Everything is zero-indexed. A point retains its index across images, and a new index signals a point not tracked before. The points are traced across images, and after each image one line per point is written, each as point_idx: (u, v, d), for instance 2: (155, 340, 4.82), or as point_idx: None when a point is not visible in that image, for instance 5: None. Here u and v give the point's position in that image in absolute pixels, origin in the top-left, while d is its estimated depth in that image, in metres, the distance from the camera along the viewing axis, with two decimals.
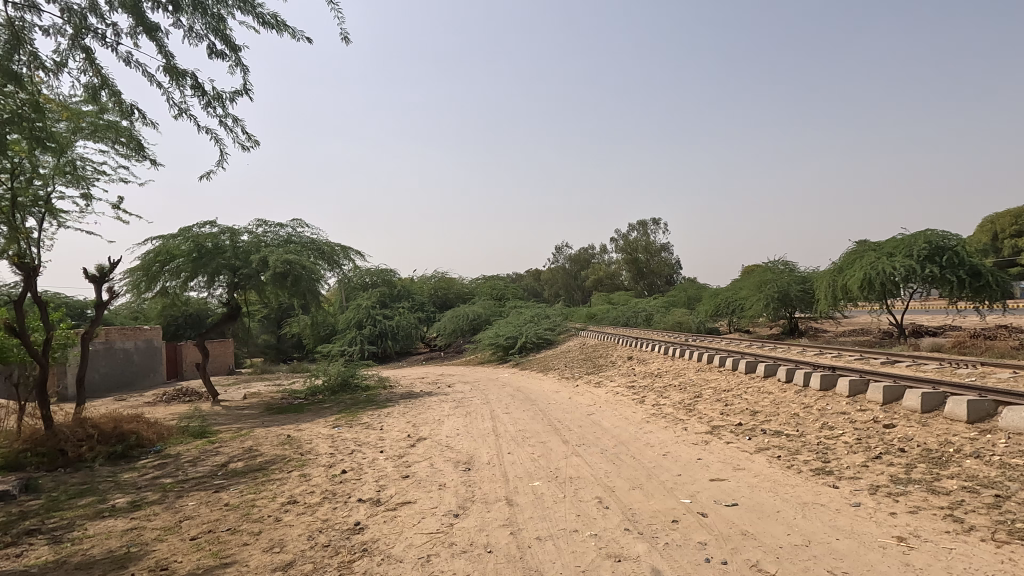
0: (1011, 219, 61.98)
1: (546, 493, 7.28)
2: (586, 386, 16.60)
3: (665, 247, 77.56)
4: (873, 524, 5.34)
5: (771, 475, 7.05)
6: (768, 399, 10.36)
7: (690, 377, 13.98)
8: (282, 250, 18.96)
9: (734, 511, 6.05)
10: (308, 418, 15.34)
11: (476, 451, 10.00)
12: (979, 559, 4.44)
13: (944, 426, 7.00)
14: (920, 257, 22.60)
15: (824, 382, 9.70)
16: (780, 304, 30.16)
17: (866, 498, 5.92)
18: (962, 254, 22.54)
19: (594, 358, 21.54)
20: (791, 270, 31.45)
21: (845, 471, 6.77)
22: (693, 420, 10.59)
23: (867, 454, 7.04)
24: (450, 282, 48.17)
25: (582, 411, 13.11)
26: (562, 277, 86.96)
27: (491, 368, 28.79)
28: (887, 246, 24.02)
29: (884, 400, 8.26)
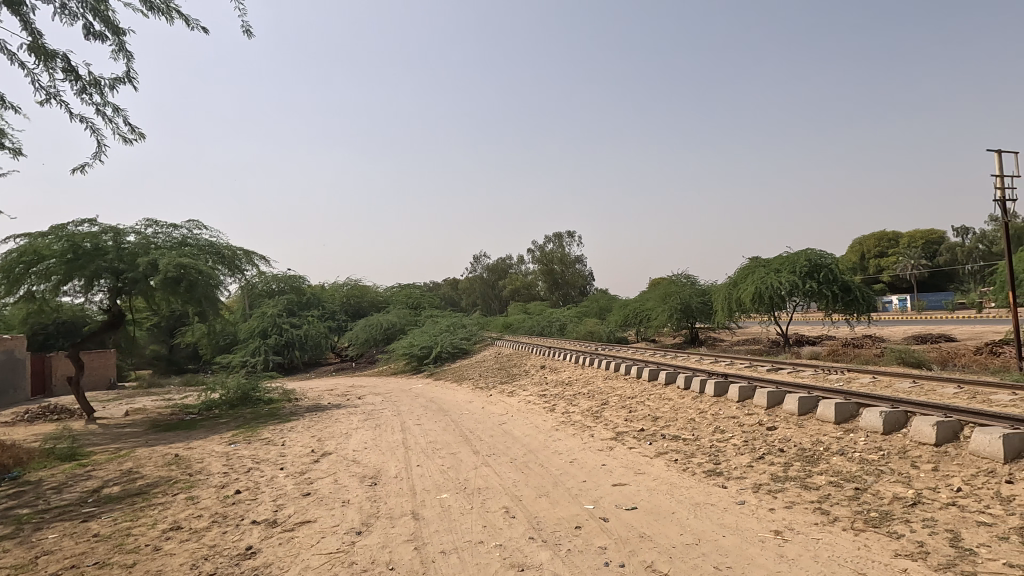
0: (876, 241, 70.25)
1: (453, 505, 7.20)
2: (499, 396, 16.68)
3: (579, 260, 80.17)
4: (754, 519, 5.78)
5: (668, 478, 7.44)
6: (668, 405, 10.96)
7: (599, 385, 14.48)
8: (175, 252, 17.53)
9: (633, 514, 6.31)
10: (201, 435, 14.20)
11: (384, 464, 9.72)
12: (841, 547, 4.93)
13: (816, 427, 7.75)
14: (802, 273, 25.00)
15: (717, 388, 10.41)
16: (683, 315, 32.13)
17: (749, 496, 6.40)
18: (836, 271, 25.19)
19: (508, 367, 21.76)
20: (692, 283, 33.62)
21: (732, 471, 7.29)
22: (600, 427, 10.96)
23: (752, 455, 7.62)
24: (363, 290, 46.78)
25: (493, 421, 13.16)
26: (479, 286, 87.23)
27: (404, 378, 28.19)
28: (774, 263, 26.36)
29: (767, 404, 9.00)
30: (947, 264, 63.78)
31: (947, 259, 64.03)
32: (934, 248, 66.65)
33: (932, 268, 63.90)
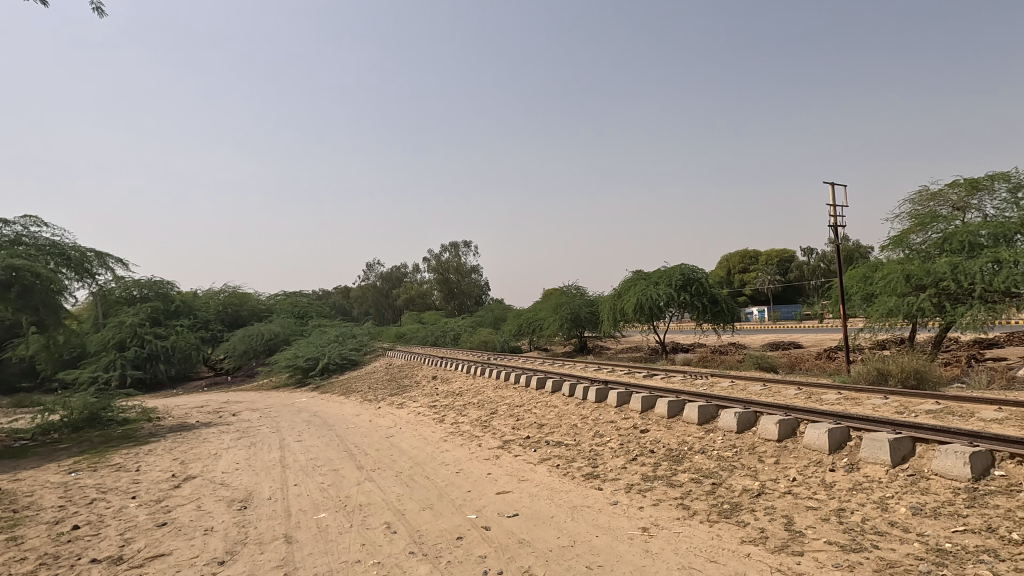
0: (740, 258, 78.80)
1: (331, 524, 6.88)
2: (388, 408, 16.23)
3: (475, 269, 80.66)
4: (624, 518, 6.15)
5: (549, 483, 7.67)
6: (554, 412, 11.34)
7: (489, 394, 14.62)
8: (5, 252, 15.13)
9: (514, 521, 6.43)
10: (33, 463, 12.27)
11: (256, 486, 9.04)
12: (697, 538, 5.40)
13: (682, 428, 8.44)
14: (677, 286, 27.16)
15: (598, 395, 10.97)
16: (572, 325, 33.49)
17: (622, 496, 6.80)
18: (706, 284, 27.64)
19: (398, 378, 21.24)
20: (581, 294, 35.16)
21: (608, 473, 7.70)
22: (488, 436, 11.06)
23: (626, 457, 8.11)
24: (242, 297, 43.41)
25: (381, 434, 12.75)
26: (372, 294, 84.50)
27: (287, 392, 26.46)
28: (653, 276, 28.40)
29: (641, 408, 9.64)
30: (796, 279, 72.53)
31: (796, 275, 72.89)
32: (787, 266, 75.61)
33: (785, 283, 72.41)
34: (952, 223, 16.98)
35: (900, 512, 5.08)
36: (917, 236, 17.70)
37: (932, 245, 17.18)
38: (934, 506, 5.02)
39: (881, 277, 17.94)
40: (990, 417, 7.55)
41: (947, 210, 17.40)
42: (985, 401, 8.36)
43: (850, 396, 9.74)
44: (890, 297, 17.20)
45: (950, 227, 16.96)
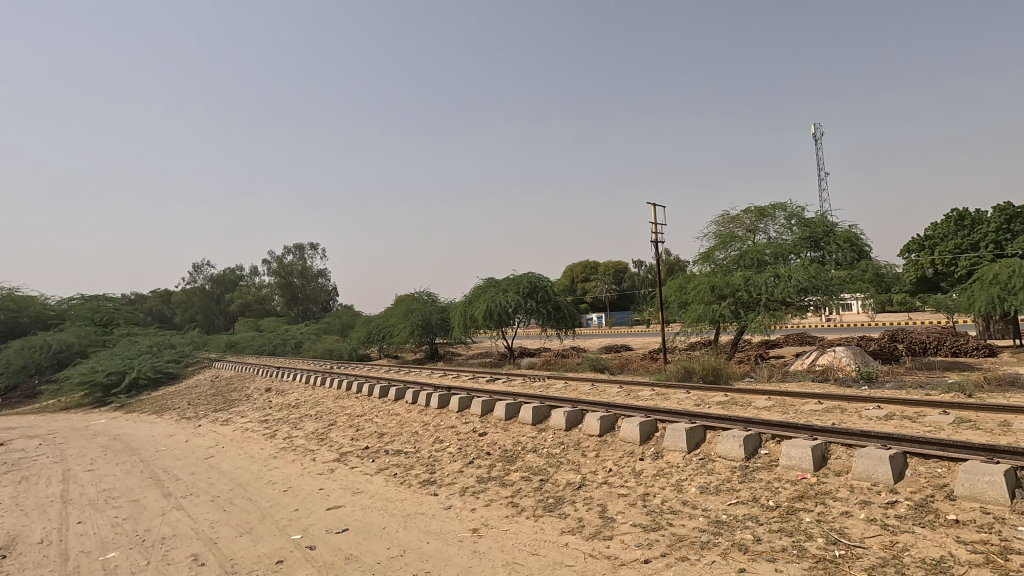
0: (582, 267, 85.48)
1: (122, 564, 5.93)
2: (210, 425, 14.54)
3: (323, 274, 76.33)
4: (456, 521, 6.22)
5: (384, 494, 7.47)
6: (395, 420, 11.11)
7: (328, 405, 13.84)
8: None
9: (343, 536, 6.15)
10: None
11: (23, 529, 7.48)
12: (522, 533, 5.65)
13: (516, 429, 8.81)
14: (524, 293, 28.40)
15: (440, 400, 11.00)
16: (423, 331, 33.18)
17: (456, 500, 6.87)
18: (550, 292, 29.28)
19: (226, 392, 19.17)
20: (433, 300, 35.06)
21: (445, 478, 7.74)
22: (323, 449, 10.47)
23: (463, 460, 8.23)
24: (22, 301, 35.92)
25: (198, 455, 11.37)
26: (200, 299, 75.32)
27: (80, 414, 22.38)
28: (503, 283, 29.38)
29: (481, 412, 9.87)
30: (628, 288, 80.19)
31: (629, 284, 80.62)
32: (621, 276, 83.36)
33: (619, 292, 79.76)
34: (745, 243, 20.10)
35: (691, 492, 5.83)
36: (720, 252, 20.61)
37: (731, 261, 20.14)
38: (717, 484, 5.85)
39: (693, 287, 20.49)
40: (762, 405, 9.06)
41: (742, 232, 20.54)
42: (760, 392, 10.02)
43: (662, 392, 11.00)
44: (700, 304, 19.73)
45: (744, 246, 20.06)
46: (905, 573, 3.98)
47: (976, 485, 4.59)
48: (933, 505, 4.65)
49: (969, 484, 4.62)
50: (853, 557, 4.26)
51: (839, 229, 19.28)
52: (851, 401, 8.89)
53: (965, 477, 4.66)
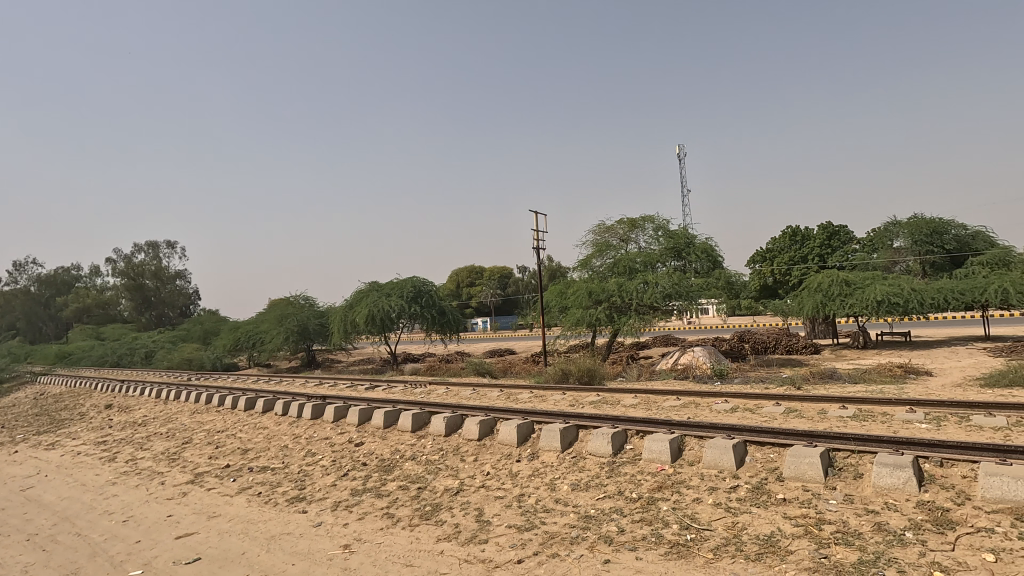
0: (468, 273, 86.04)
1: None
2: (29, 451, 12.38)
3: (182, 275, 68.90)
4: (326, 538, 5.89)
5: (245, 515, 6.86)
6: (262, 435, 10.29)
7: (184, 421, 12.46)
8: None
9: (194, 567, 5.54)
10: None
11: None
12: (396, 545, 5.49)
13: (395, 437, 8.59)
14: (408, 298, 27.81)
15: (314, 411, 10.39)
16: (299, 338, 31.16)
17: (327, 516, 6.51)
18: (435, 296, 28.99)
19: (53, 412, 16.46)
20: (310, 305, 33.12)
21: (315, 494, 7.29)
22: (175, 470, 9.38)
23: (336, 473, 7.83)
24: None
25: (11, 487, 9.60)
26: (22, 303, 64.17)
27: None
28: (385, 288, 28.56)
29: (358, 421, 9.47)
30: (513, 293, 82.02)
31: (513, 289, 82.49)
32: (506, 281, 85.03)
33: (504, 297, 81.32)
34: (619, 252, 21.48)
35: (563, 490, 6.06)
36: (597, 260, 21.80)
37: (607, 268, 21.39)
38: (587, 480, 6.14)
39: (572, 292, 21.41)
40: (630, 403, 9.71)
41: (616, 241, 21.92)
42: (629, 391, 10.72)
43: (540, 394, 11.36)
44: (578, 309, 20.68)
45: (618, 254, 21.42)
46: (742, 549, 4.45)
47: (799, 466, 5.28)
48: (766, 486, 5.27)
49: (794, 465, 5.31)
50: (702, 539, 4.69)
51: (698, 241, 21.32)
52: (704, 396, 9.84)
53: (791, 460, 5.34)
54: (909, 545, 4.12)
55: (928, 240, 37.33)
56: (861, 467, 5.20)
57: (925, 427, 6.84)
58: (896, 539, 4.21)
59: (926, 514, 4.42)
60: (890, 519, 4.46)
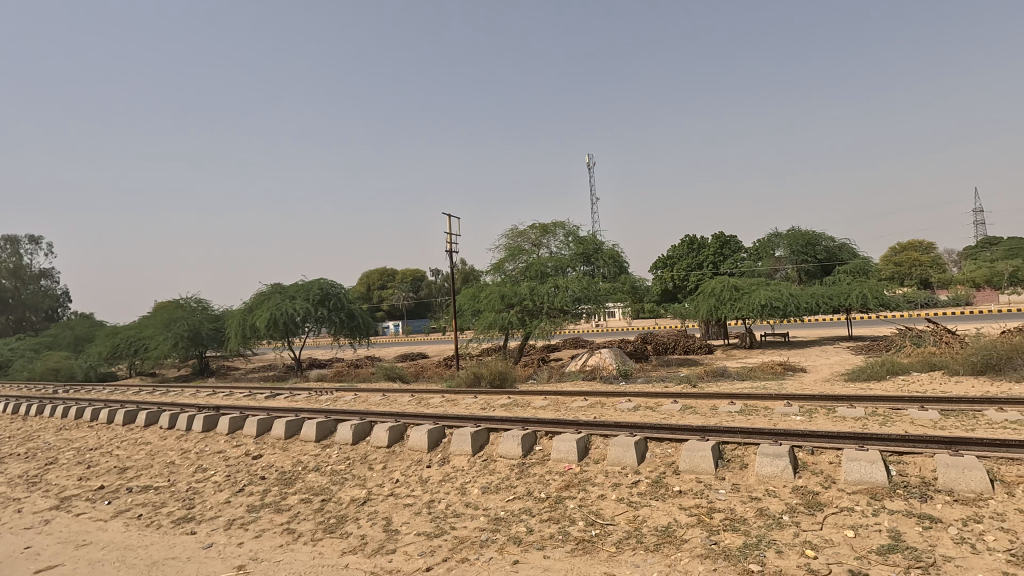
0: (379, 275, 83.78)
1: None
2: None
3: (48, 275, 61.14)
4: (218, 560, 5.46)
5: (122, 541, 6.19)
6: (144, 451, 9.37)
7: (47, 440, 11.02)
8: None
9: None
10: None
11: None
12: (297, 561, 5.21)
13: (297, 448, 8.17)
14: (314, 300, 26.53)
15: (206, 423, 9.62)
16: (190, 344, 28.69)
17: (219, 536, 6.04)
18: (343, 299, 27.89)
19: None
20: (203, 308, 30.63)
21: (206, 512, 6.74)
22: (36, 495, 8.27)
23: (231, 489, 7.29)
24: None
25: None
26: None
27: None
28: (289, 290, 27.08)
29: (256, 433, 8.90)
30: (426, 297, 80.95)
31: (426, 292, 81.45)
32: (418, 284, 83.76)
33: (416, 300, 80.08)
34: (531, 256, 21.89)
35: (473, 493, 6.06)
36: (509, 264, 22.07)
37: (519, 272, 21.71)
38: (497, 483, 6.18)
39: (485, 296, 21.47)
40: (540, 405, 9.93)
41: (528, 245, 22.31)
42: (539, 393, 10.95)
43: (451, 398, 11.29)
44: (491, 312, 20.79)
45: (530, 259, 21.82)
46: (642, 541, 4.69)
47: (694, 459, 5.65)
48: (664, 480, 5.59)
49: (689, 459, 5.68)
50: (606, 534, 4.88)
51: (605, 247, 22.23)
52: (609, 396, 10.27)
53: (687, 454, 5.71)
54: (785, 527, 4.55)
55: (803, 250, 41.70)
56: (746, 458, 5.67)
57: (799, 419, 7.59)
58: (775, 523, 4.62)
59: (800, 498, 4.90)
60: (769, 504, 4.89)
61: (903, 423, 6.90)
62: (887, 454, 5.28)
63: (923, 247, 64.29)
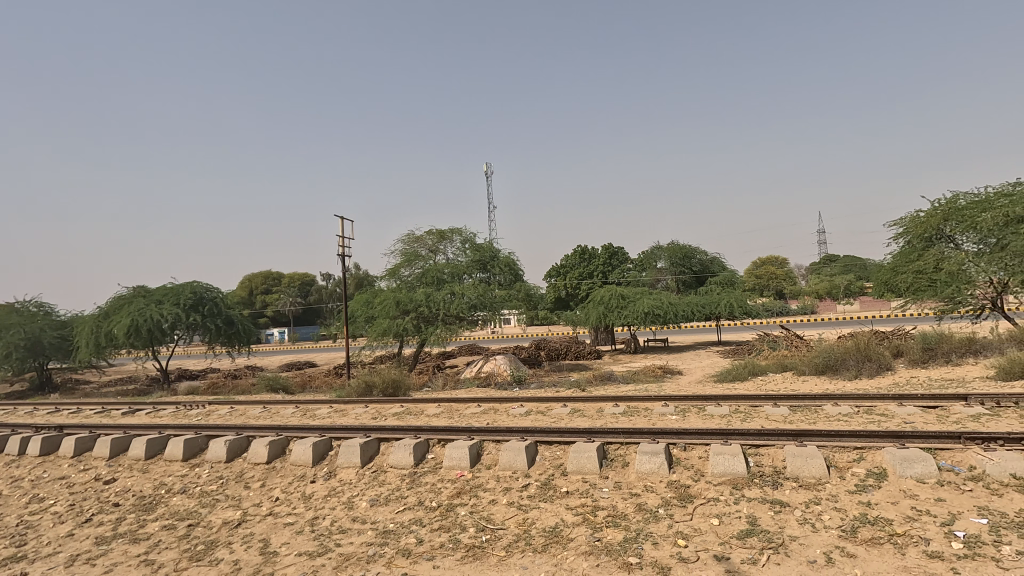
0: (263, 279, 78.28)
1: None
2: None
3: None
4: None
5: None
6: None
7: None
8: None
9: None
10: None
11: None
12: None
13: (160, 469, 7.36)
14: (186, 306, 24.10)
15: (44, 446, 8.36)
16: (26, 355, 24.73)
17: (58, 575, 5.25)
18: (220, 304, 25.63)
19: None
20: (45, 314, 26.61)
21: (42, 549, 5.83)
22: None
23: (75, 520, 6.38)
24: None
25: None
26: None
27: None
28: (156, 294, 24.39)
29: (109, 454, 7.90)
30: (315, 302, 76.94)
31: (315, 298, 77.39)
32: (307, 289, 79.39)
33: (304, 306, 75.81)
34: (427, 262, 21.64)
35: (361, 507, 5.83)
36: (405, 269, 21.65)
37: (415, 278, 21.36)
38: (386, 495, 6.00)
39: (379, 302, 20.84)
40: (433, 413, 9.81)
41: (424, 251, 22.04)
42: (432, 401, 10.82)
43: (340, 408, 10.80)
44: (385, 319, 20.21)
45: (426, 265, 21.56)
46: (531, 543, 4.79)
47: (580, 460, 5.89)
48: (553, 482, 5.76)
49: (576, 460, 5.91)
50: (496, 538, 4.93)
51: (501, 254, 22.57)
52: (502, 402, 10.40)
53: (574, 456, 5.94)
54: (661, 520, 4.88)
55: (681, 263, 45.53)
56: (627, 457, 6.02)
57: (675, 418, 8.20)
58: (652, 516, 4.95)
59: (674, 492, 5.29)
60: (647, 499, 5.23)
61: (760, 419, 7.71)
62: (746, 447, 5.87)
63: (779, 262, 72.65)
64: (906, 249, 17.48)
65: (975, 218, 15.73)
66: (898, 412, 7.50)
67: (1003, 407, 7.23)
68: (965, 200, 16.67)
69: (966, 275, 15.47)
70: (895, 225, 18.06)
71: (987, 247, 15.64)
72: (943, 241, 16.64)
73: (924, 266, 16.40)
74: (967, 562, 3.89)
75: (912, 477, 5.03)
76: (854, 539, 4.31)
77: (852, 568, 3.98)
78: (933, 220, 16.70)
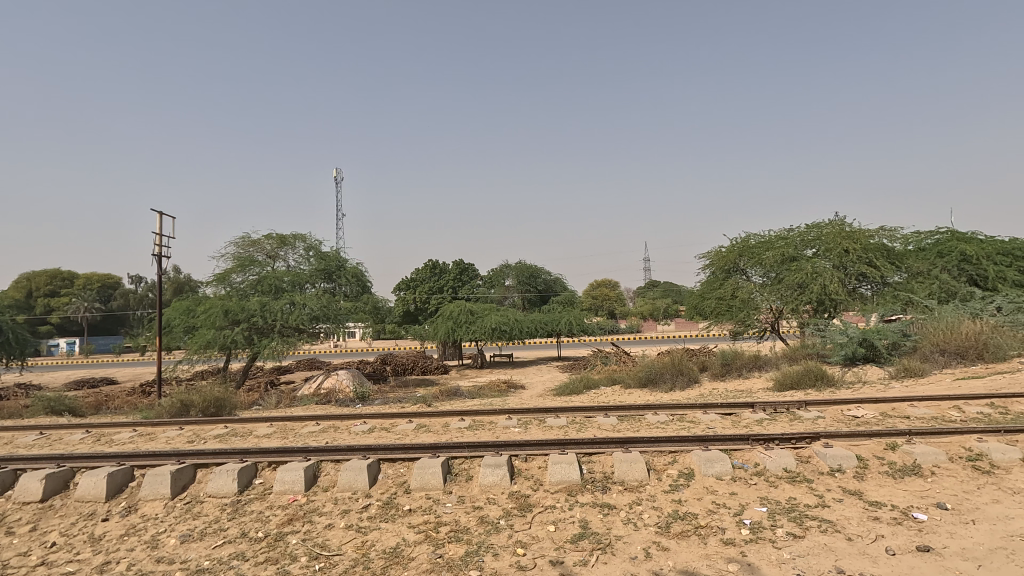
0: (47, 279, 65.11)
1: None
2: None
3: None
4: None
5: None
6: None
7: None
8: None
9: None
10: None
11: None
12: None
13: None
14: None
15: None
16: None
17: None
18: None
19: None
20: None
21: None
22: None
23: None
24: None
25: None
26: None
27: None
28: None
29: None
30: (119, 309, 65.98)
31: (119, 304, 66.25)
32: (109, 293, 67.76)
33: (105, 312, 64.55)
34: (264, 269, 19.85)
35: (168, 545, 5.07)
36: (237, 275, 19.56)
37: (248, 285, 19.41)
38: (202, 528, 5.30)
39: (202, 310, 18.53)
40: (263, 433, 8.92)
41: (261, 257, 20.18)
42: (261, 420, 9.85)
43: (147, 432, 9.31)
44: (209, 330, 18.00)
45: (263, 271, 19.75)
46: (369, 566, 4.58)
47: (424, 477, 5.80)
48: (394, 500, 5.59)
49: (419, 477, 5.81)
50: (331, 566, 4.62)
51: (349, 264, 21.60)
52: (341, 419, 9.85)
53: (418, 472, 5.84)
54: (501, 531, 5.00)
55: (528, 281, 48.01)
56: (471, 470, 6.07)
57: (517, 431, 8.51)
58: (493, 527, 5.04)
59: (514, 502, 5.46)
60: (489, 512, 5.31)
61: (593, 429, 8.33)
62: (581, 455, 6.29)
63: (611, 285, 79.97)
64: (710, 278, 20.42)
65: (761, 256, 19.05)
66: (703, 418, 8.63)
67: (778, 412, 8.74)
68: (753, 240, 20.09)
69: (753, 302, 18.52)
70: (703, 257, 21.03)
71: (768, 279, 18.97)
72: (737, 273, 19.77)
73: (724, 293, 19.24)
74: (752, 545, 4.59)
75: (713, 475, 5.82)
76: (668, 534, 4.84)
77: (666, 560, 4.45)
78: (731, 255, 19.77)
